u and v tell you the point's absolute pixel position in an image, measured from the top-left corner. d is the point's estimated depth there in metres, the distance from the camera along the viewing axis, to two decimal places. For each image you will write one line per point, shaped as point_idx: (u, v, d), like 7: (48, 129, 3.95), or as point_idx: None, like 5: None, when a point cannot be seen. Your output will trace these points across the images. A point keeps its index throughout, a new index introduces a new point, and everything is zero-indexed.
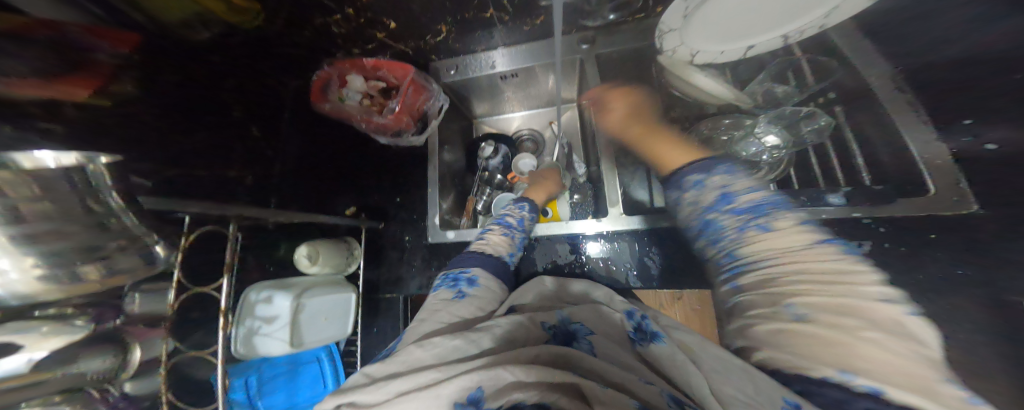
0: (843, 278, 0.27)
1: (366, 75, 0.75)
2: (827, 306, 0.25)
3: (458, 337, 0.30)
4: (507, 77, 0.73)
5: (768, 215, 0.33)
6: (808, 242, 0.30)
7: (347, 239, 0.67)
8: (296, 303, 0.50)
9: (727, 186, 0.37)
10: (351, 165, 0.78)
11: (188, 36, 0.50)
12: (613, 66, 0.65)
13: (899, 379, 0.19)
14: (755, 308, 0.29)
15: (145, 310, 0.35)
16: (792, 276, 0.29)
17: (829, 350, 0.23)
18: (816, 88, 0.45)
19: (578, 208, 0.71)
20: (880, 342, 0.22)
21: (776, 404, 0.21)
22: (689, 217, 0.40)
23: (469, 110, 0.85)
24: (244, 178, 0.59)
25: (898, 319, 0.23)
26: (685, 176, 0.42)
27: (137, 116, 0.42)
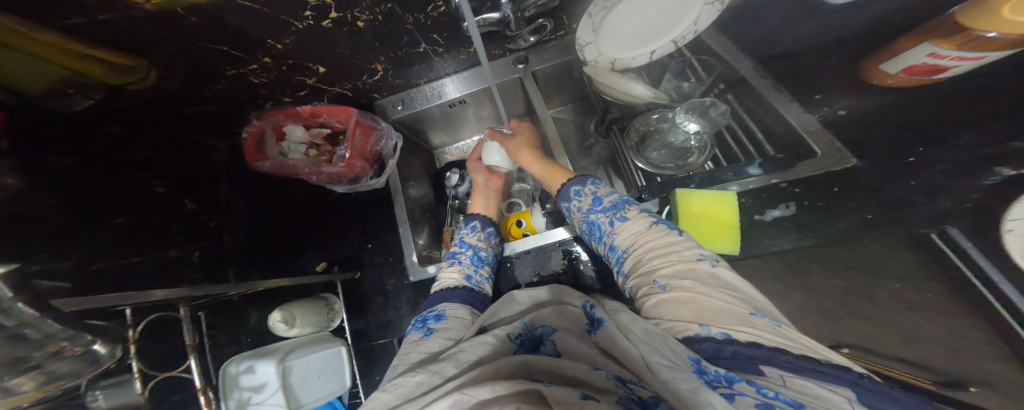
0: (673, 248, 0.39)
1: (307, 124, 0.73)
2: (674, 273, 0.36)
3: (421, 373, 0.34)
4: (456, 103, 0.76)
5: (622, 209, 0.47)
6: (648, 224, 0.43)
7: (326, 295, 0.64)
8: (284, 366, 0.47)
9: (596, 194, 0.50)
10: (312, 218, 0.74)
11: (63, 107, 0.43)
12: (552, 81, 0.71)
13: (732, 319, 0.29)
14: (640, 288, 0.39)
15: (109, 405, 0.32)
16: (649, 254, 0.40)
17: (690, 310, 0.32)
18: (709, 80, 0.56)
19: (551, 217, 0.75)
20: (712, 293, 0.32)
21: (686, 364, 0.26)
22: (579, 223, 0.52)
23: (426, 142, 0.86)
24: (190, 256, 0.55)
25: (712, 272, 0.34)
26: (569, 190, 0.53)
27: (40, 212, 0.38)
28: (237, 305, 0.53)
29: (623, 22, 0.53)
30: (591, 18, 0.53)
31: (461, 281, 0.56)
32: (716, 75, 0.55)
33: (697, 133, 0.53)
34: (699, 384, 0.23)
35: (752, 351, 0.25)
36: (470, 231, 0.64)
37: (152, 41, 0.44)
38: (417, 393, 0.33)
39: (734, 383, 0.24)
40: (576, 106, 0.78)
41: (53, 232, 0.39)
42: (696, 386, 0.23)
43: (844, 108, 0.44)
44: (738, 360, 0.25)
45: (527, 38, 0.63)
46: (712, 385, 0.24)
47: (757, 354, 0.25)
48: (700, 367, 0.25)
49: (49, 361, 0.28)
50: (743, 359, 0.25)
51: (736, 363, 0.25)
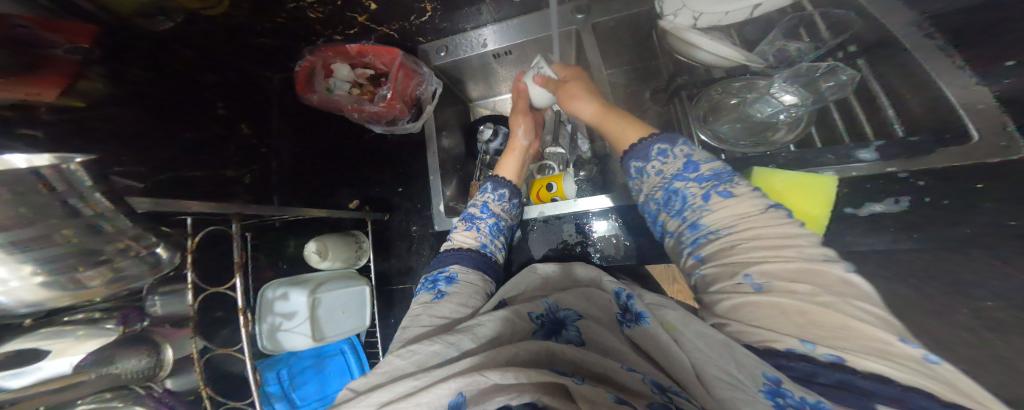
0: (790, 242, 0.31)
1: (353, 62, 0.72)
2: (781, 271, 0.29)
3: (437, 343, 0.33)
4: (499, 55, 0.71)
5: (728, 182, 0.38)
6: (762, 206, 0.34)
7: (354, 231, 0.66)
8: (313, 298, 0.50)
9: (691, 155, 0.42)
10: (350, 158, 0.75)
11: (147, 27, 0.44)
12: (611, 37, 0.63)
13: (859, 344, 0.23)
14: (719, 280, 0.32)
15: (165, 312, 0.32)
16: (748, 242, 0.33)
17: (793, 320, 0.26)
18: (833, 42, 0.44)
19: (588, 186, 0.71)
20: (834, 306, 0.25)
21: (756, 382, 0.23)
22: (654, 190, 0.44)
23: (462, 92, 0.82)
24: (243, 177, 0.58)
25: (841, 280, 0.27)
26: (648, 148, 0.45)
27: (124, 117, 0.42)
28: (278, 231, 0.56)
29: None
30: None
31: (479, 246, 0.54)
32: (847, 35, 0.43)
33: (792, 107, 0.44)
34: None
35: (871, 387, 0.21)
36: (496, 198, 0.58)
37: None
38: (432, 363, 0.32)
39: None
40: (631, 70, 0.68)
41: (128, 137, 0.42)
42: None
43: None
44: (843, 391, 0.21)
45: None
46: None
47: (877, 391, 0.21)
48: (778, 389, 0.22)
49: (120, 258, 0.25)
50: (853, 393, 0.21)
51: (840, 393, 0.21)
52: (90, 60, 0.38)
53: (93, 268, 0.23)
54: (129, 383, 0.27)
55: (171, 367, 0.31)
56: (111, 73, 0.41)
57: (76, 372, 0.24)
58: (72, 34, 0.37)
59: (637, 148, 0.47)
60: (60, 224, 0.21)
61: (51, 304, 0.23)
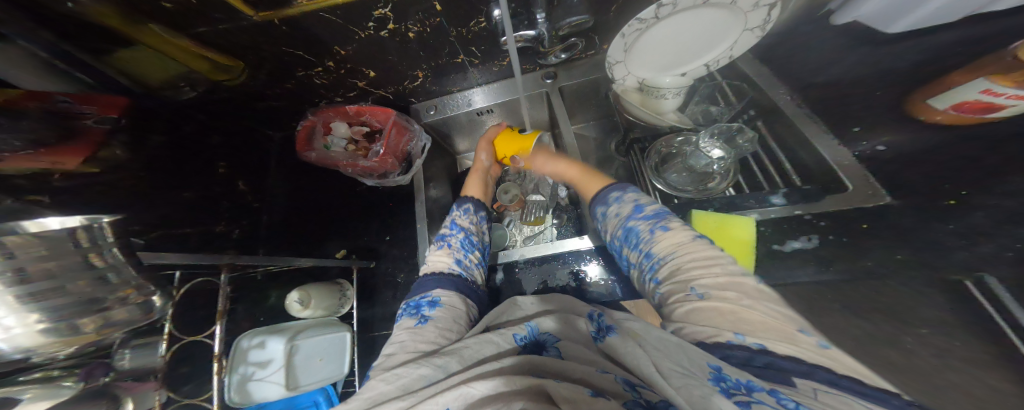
0: (712, 258, 0.37)
1: (350, 121, 0.79)
2: (714, 284, 0.34)
3: (424, 366, 0.35)
4: (484, 112, 0.81)
5: (664, 219, 0.44)
6: (689, 235, 0.41)
7: (341, 280, 0.68)
8: (289, 345, 0.52)
9: (638, 201, 0.48)
10: (345, 204, 0.80)
11: (171, 96, 0.55)
12: (577, 96, 0.74)
13: (772, 334, 0.28)
14: (674, 294, 0.37)
15: (134, 365, 0.33)
16: (687, 264, 0.38)
17: (723, 318, 0.31)
18: (740, 106, 0.61)
19: (561, 230, 0.75)
20: (754, 307, 0.31)
21: (704, 373, 0.26)
22: (614, 230, 0.49)
23: (450, 145, 0.92)
24: (231, 232, 0.59)
25: (757, 287, 0.33)
26: (607, 195, 0.52)
27: (122, 182, 0.44)
28: (258, 282, 0.58)
29: (653, 46, 0.54)
30: (624, 39, 0.52)
31: (450, 265, 0.56)
32: (750, 100, 0.59)
33: (720, 158, 0.55)
34: (711, 391, 0.24)
35: (786, 363, 0.25)
36: (462, 214, 0.64)
37: (253, 45, 0.53)
38: (418, 386, 0.33)
39: (754, 392, 0.23)
40: (599, 123, 0.80)
41: (138, 196, 0.45)
42: (707, 393, 0.24)
43: (883, 144, 0.45)
44: (770, 371, 0.25)
45: (558, 55, 0.67)
46: (729, 392, 0.23)
47: (790, 366, 0.24)
48: (719, 375, 0.25)
49: (117, 306, 0.27)
50: (775, 370, 0.25)
51: (770, 373, 0.25)
52: (116, 126, 0.45)
53: (92, 315, 0.26)
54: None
55: None
56: (130, 141, 0.47)
57: None
58: (104, 108, 0.45)
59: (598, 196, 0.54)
60: (81, 275, 0.25)
61: (44, 351, 0.25)
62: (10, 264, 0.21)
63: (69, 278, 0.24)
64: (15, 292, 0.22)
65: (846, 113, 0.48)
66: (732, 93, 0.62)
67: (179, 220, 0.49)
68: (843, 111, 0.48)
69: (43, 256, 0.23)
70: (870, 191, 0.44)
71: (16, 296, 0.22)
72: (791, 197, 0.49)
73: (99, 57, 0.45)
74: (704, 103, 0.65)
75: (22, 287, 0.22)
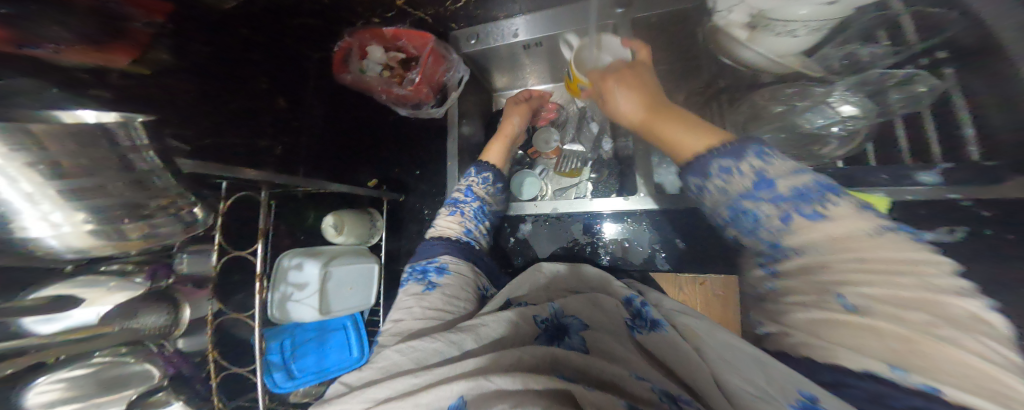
0: (907, 267, 0.24)
1: (387, 46, 0.72)
2: (888, 298, 0.23)
3: (439, 341, 0.33)
4: (530, 46, 0.70)
5: (818, 201, 0.28)
6: (868, 229, 0.26)
7: (370, 210, 0.68)
8: (323, 271, 0.54)
9: (764, 168, 0.31)
10: (377, 135, 0.76)
11: (213, 5, 0.44)
12: (648, 32, 0.60)
13: (958, 375, 0.19)
14: (800, 297, 0.28)
15: (189, 270, 0.39)
16: (844, 268, 0.25)
17: (872, 342, 0.22)
18: (917, 48, 0.41)
19: (597, 186, 0.70)
20: (947, 338, 0.20)
21: (788, 398, 0.22)
22: (714, 206, 0.35)
23: (488, 81, 0.83)
24: (275, 148, 0.57)
25: (975, 315, 0.21)
26: (706, 162, 0.34)
27: (178, 85, 0.41)
28: (300, 202, 0.58)
29: None
30: None
31: (457, 233, 0.55)
32: (912, 54, 0.42)
33: (849, 117, 0.47)
34: None
35: None
36: (480, 182, 0.60)
37: None
38: (433, 361, 0.32)
39: None
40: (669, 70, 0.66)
41: (184, 108, 0.42)
42: None
43: None
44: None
45: None
46: None
47: None
48: (812, 405, 0.21)
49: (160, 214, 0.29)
50: None
51: None
52: (161, 32, 0.38)
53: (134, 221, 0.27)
54: (142, 338, 0.32)
55: (184, 327, 0.37)
56: (176, 44, 0.40)
57: (100, 324, 0.28)
58: (151, 10, 0.37)
59: (691, 162, 0.36)
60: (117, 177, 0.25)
61: (96, 253, 0.27)
62: (45, 157, 0.21)
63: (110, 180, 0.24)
64: (56, 188, 0.22)
65: None
66: (885, 35, 0.44)
67: (220, 132, 0.47)
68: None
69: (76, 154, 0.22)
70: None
71: (59, 189, 0.22)
72: (955, 176, 0.38)
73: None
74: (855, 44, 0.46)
75: (63, 182, 0.22)
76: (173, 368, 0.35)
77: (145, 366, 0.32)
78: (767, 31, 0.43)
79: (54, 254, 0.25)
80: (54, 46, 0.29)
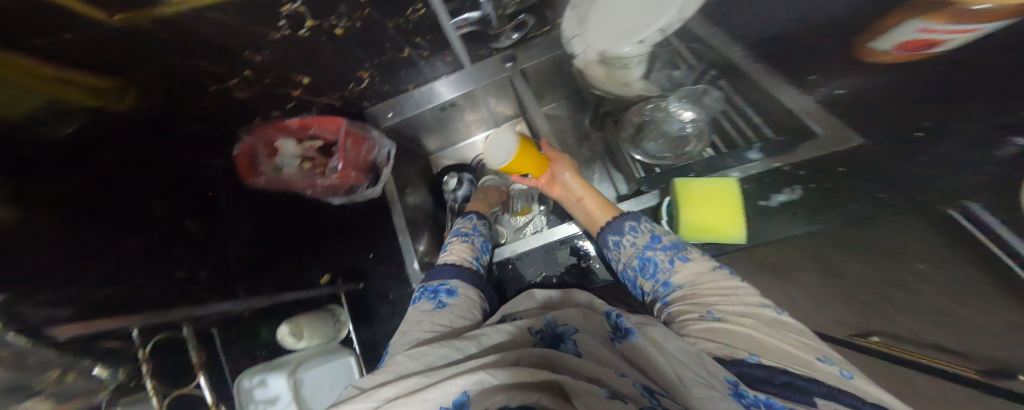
0: (736, 289, 0.38)
1: (297, 137, 0.72)
2: (735, 310, 0.35)
3: (446, 346, 0.37)
4: (447, 107, 0.76)
5: (684, 249, 0.44)
6: (711, 266, 0.42)
7: (331, 306, 0.65)
8: (293, 379, 0.48)
9: (655, 231, 0.47)
10: (313, 228, 0.72)
11: (50, 134, 0.40)
12: (542, 77, 0.71)
13: (790, 359, 0.28)
14: (685, 315, 0.38)
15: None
16: (709, 291, 0.39)
17: (740, 339, 0.32)
18: (701, 67, 0.60)
19: (551, 215, 0.75)
20: (773, 332, 0.32)
21: (723, 386, 0.27)
22: (627, 258, 0.48)
23: (420, 147, 0.86)
24: (199, 275, 0.51)
25: (777, 318, 0.34)
26: (622, 223, 0.49)
27: (36, 240, 0.35)
28: (248, 319, 0.55)
29: (609, 9, 0.54)
30: None
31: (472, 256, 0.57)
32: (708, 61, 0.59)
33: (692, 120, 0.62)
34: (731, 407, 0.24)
35: (810, 387, 0.25)
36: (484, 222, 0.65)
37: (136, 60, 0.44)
38: (441, 363, 0.35)
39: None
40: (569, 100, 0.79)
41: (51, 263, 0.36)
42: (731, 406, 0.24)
43: (841, 87, 0.44)
44: (789, 389, 0.25)
45: (510, 35, 0.67)
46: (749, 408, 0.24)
47: (818, 392, 0.24)
48: (739, 390, 0.26)
49: None
50: (798, 390, 0.25)
51: (789, 392, 0.25)
52: None
53: None
54: None
55: None
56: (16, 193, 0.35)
57: None
58: None
59: (611, 224, 0.51)
60: None
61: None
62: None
63: None
64: None
65: (796, 65, 0.48)
66: (688, 54, 0.60)
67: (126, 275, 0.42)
68: (795, 62, 0.48)
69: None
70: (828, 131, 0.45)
71: None
72: (767, 151, 0.49)
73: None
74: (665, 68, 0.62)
75: None
76: None
77: None
78: (614, 66, 0.57)
79: None
80: None
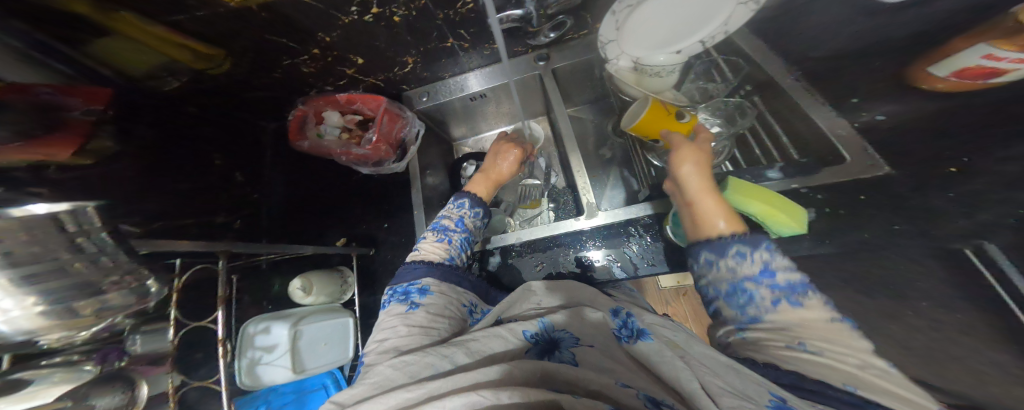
0: (854, 343, 0.29)
1: (342, 110, 0.78)
2: (830, 348, 0.29)
3: (431, 355, 0.36)
4: (477, 97, 0.81)
5: (801, 291, 0.32)
6: (832, 318, 0.30)
7: (340, 267, 0.70)
8: (294, 330, 0.53)
9: (769, 261, 0.34)
10: (342, 192, 0.80)
11: (155, 86, 0.53)
12: (572, 78, 0.74)
13: (877, 383, 0.25)
14: (765, 337, 0.33)
15: (144, 350, 0.36)
16: (809, 338, 0.30)
17: (830, 369, 0.28)
18: (736, 81, 0.60)
19: (558, 212, 0.80)
20: (884, 374, 0.26)
21: (765, 399, 0.25)
22: (713, 283, 0.38)
23: (445, 132, 0.91)
24: (233, 223, 0.59)
25: (885, 360, 0.28)
26: (725, 244, 0.37)
27: (124, 171, 0.44)
28: (263, 272, 0.60)
29: (650, 18, 0.53)
30: (615, 16, 0.57)
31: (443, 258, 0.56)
32: (744, 76, 0.59)
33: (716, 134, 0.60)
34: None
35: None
36: (472, 215, 0.62)
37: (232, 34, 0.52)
38: (426, 374, 0.34)
39: None
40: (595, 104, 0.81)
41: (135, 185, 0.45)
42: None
43: (883, 113, 0.43)
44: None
45: (548, 34, 0.66)
46: None
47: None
48: (783, 404, 0.25)
49: (112, 290, 0.28)
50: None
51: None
52: (103, 119, 0.43)
53: (88, 298, 0.26)
54: None
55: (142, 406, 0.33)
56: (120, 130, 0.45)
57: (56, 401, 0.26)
58: (89, 100, 0.43)
59: (710, 241, 0.39)
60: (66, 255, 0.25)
61: (48, 335, 0.25)
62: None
63: (59, 256, 0.24)
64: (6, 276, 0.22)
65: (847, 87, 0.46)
66: (727, 69, 0.61)
67: (180, 212, 0.50)
68: (847, 87, 0.46)
69: (30, 241, 0.23)
70: (867, 161, 0.43)
71: (10, 278, 0.22)
72: (791, 170, 0.50)
73: (78, 47, 0.42)
74: (700, 80, 0.65)
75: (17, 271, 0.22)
76: None
77: None
78: (646, 75, 0.57)
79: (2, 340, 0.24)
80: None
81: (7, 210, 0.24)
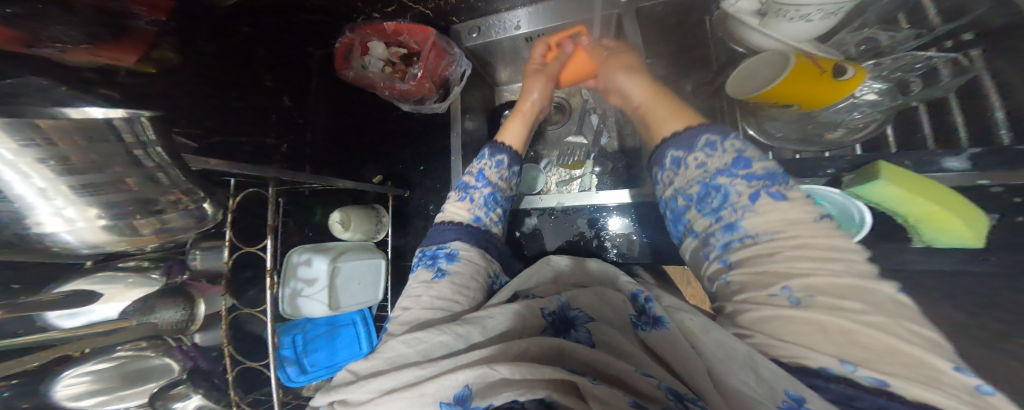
0: (839, 260, 0.27)
1: (388, 41, 0.71)
2: (827, 288, 0.25)
3: (445, 333, 0.32)
4: (532, 38, 0.69)
5: (781, 184, 0.32)
6: (815, 215, 0.30)
7: (376, 206, 0.69)
8: (332, 267, 0.54)
9: (742, 152, 0.35)
10: (381, 130, 0.77)
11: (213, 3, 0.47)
12: (658, 21, 0.60)
13: (903, 371, 0.20)
14: (745, 291, 0.29)
15: (203, 267, 0.38)
16: (788, 253, 0.28)
17: (832, 337, 0.23)
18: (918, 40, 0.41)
19: (603, 178, 0.71)
20: (879, 329, 0.22)
21: (775, 400, 0.21)
22: (683, 189, 0.39)
23: (491, 76, 0.82)
24: (280, 147, 0.59)
25: (891, 299, 0.24)
26: (693, 139, 0.39)
27: (183, 84, 0.44)
28: (305, 198, 0.60)
29: None
30: None
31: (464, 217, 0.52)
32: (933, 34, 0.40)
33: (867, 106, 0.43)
34: None
35: None
36: (493, 165, 0.56)
37: None
38: (439, 353, 0.31)
39: None
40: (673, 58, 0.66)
41: (184, 105, 0.44)
42: None
43: None
44: None
45: None
46: None
47: None
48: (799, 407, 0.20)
49: (170, 209, 0.26)
50: None
51: None
52: (165, 30, 0.40)
53: (146, 217, 0.25)
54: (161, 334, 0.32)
55: (201, 322, 0.36)
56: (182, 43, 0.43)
57: (120, 320, 0.28)
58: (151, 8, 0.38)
59: (678, 136, 0.41)
60: (125, 172, 0.23)
61: (110, 247, 0.25)
62: (53, 151, 0.19)
63: (118, 174, 0.22)
64: (68, 184, 0.20)
65: None
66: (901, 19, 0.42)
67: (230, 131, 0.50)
68: None
69: (87, 147, 0.20)
70: None
71: (70, 185, 0.20)
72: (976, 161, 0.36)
73: None
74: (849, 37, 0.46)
75: (74, 178, 0.20)
76: (190, 362, 0.35)
77: (162, 360, 0.34)
78: (778, 19, 0.39)
79: (68, 248, 0.24)
80: (61, 46, 0.30)
81: (67, 111, 0.21)
